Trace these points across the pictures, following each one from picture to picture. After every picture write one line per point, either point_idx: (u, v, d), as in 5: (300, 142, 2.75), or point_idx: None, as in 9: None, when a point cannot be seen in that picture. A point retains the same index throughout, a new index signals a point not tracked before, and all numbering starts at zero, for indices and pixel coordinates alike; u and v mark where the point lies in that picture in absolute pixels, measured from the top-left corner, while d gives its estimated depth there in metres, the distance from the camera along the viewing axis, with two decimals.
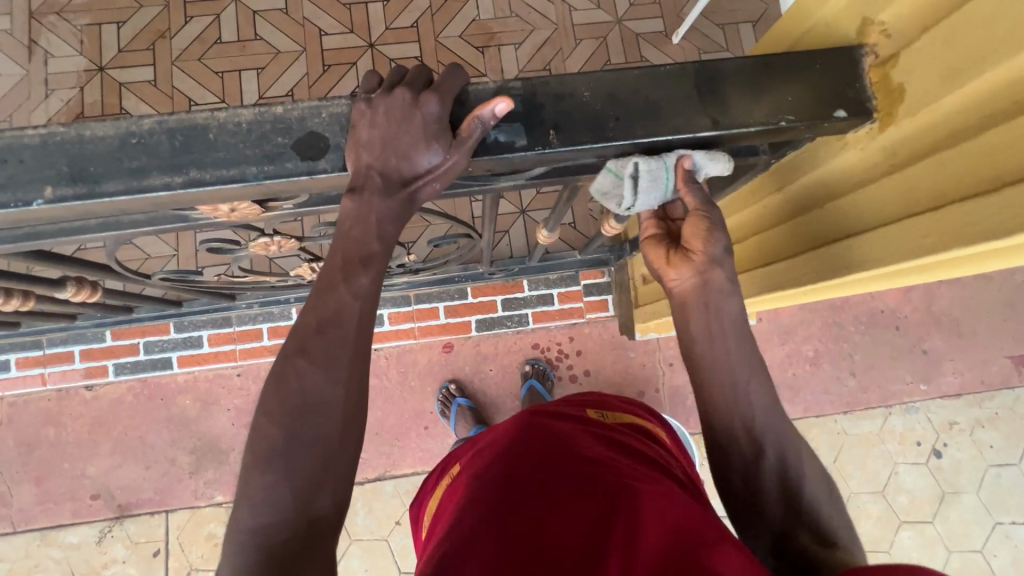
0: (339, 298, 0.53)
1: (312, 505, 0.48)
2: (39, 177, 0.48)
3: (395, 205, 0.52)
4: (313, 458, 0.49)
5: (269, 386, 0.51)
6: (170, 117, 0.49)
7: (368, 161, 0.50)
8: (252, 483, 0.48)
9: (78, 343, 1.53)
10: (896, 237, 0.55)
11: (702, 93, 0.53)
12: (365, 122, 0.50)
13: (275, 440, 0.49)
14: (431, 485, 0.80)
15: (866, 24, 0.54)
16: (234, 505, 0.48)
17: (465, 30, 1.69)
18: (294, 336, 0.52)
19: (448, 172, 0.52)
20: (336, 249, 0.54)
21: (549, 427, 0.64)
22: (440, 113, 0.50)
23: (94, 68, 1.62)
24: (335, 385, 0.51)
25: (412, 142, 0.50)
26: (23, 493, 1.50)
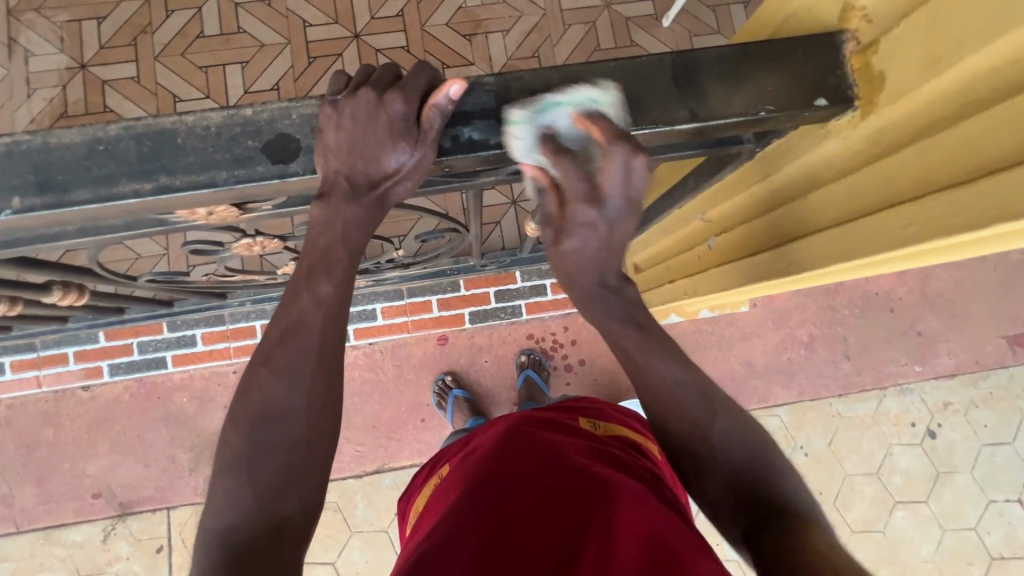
0: (301, 308, 0.54)
1: (278, 508, 0.50)
2: (6, 187, 0.47)
3: (362, 209, 0.54)
4: (276, 464, 0.51)
5: (236, 399, 0.53)
6: (136, 122, 0.48)
7: (335, 165, 0.50)
8: (218, 488, 0.51)
9: (72, 344, 1.53)
10: (877, 228, 0.54)
11: (679, 85, 0.52)
12: (331, 125, 0.49)
13: (240, 448, 0.51)
14: (420, 480, 0.82)
15: (847, 10, 0.52)
16: (203, 507, 0.51)
17: (451, 18, 1.66)
18: (260, 348, 0.54)
19: (417, 170, 0.52)
20: (305, 253, 0.56)
21: (537, 435, 0.65)
22: (405, 112, 0.50)
23: (76, 66, 1.59)
24: (296, 394, 0.53)
25: (378, 143, 0.51)
26: (25, 494, 1.52)
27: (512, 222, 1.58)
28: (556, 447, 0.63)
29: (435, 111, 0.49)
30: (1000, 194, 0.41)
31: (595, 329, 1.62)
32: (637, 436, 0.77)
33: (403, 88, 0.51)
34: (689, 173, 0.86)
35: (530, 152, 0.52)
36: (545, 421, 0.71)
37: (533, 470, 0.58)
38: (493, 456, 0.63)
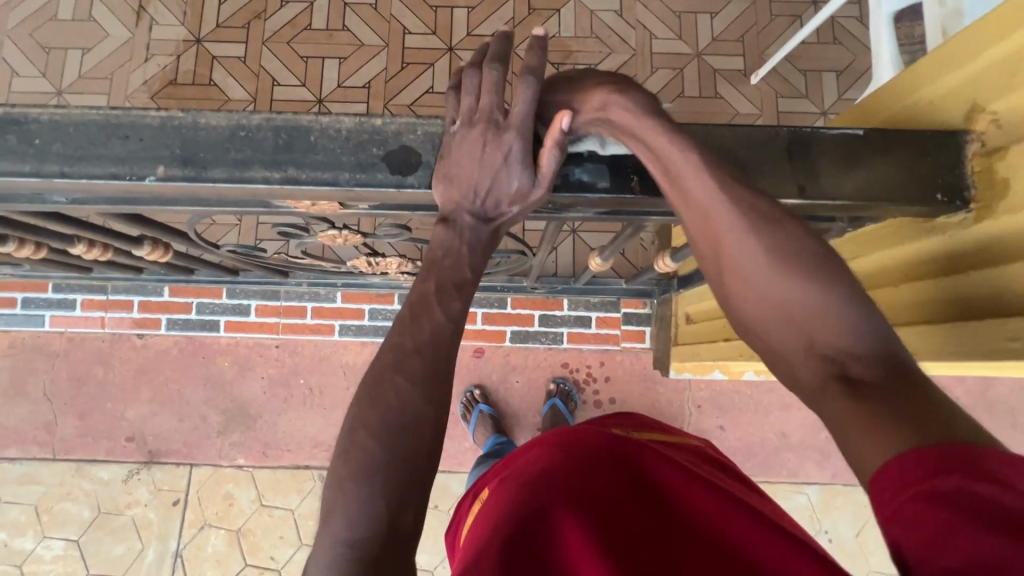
0: (434, 322, 0.55)
1: (399, 518, 0.48)
2: (153, 156, 0.51)
3: (480, 237, 0.57)
4: (404, 471, 0.50)
5: (365, 404, 0.52)
6: (277, 116, 0.52)
7: (456, 198, 0.54)
8: (348, 496, 0.48)
9: (138, 293, 1.63)
10: (980, 333, 0.53)
11: (794, 161, 0.52)
12: (452, 153, 0.52)
13: (373, 455, 0.50)
14: (465, 507, 0.82)
15: (975, 111, 0.53)
16: (324, 520, 0.48)
17: (544, 45, 1.71)
18: (389, 356, 0.55)
19: (527, 205, 0.55)
20: (431, 274, 0.57)
21: (579, 442, 0.67)
22: (523, 152, 0.53)
23: (192, 40, 1.72)
24: (428, 402, 0.53)
25: (494, 177, 0.54)
26: (67, 424, 1.60)
27: (569, 250, 1.60)
28: (585, 458, 0.64)
29: (552, 153, 0.51)
30: None
31: (631, 370, 1.61)
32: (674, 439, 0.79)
33: (521, 124, 0.53)
34: None
35: (632, 201, 0.54)
36: (577, 430, 0.71)
37: (565, 484, 0.60)
38: (526, 472, 0.64)
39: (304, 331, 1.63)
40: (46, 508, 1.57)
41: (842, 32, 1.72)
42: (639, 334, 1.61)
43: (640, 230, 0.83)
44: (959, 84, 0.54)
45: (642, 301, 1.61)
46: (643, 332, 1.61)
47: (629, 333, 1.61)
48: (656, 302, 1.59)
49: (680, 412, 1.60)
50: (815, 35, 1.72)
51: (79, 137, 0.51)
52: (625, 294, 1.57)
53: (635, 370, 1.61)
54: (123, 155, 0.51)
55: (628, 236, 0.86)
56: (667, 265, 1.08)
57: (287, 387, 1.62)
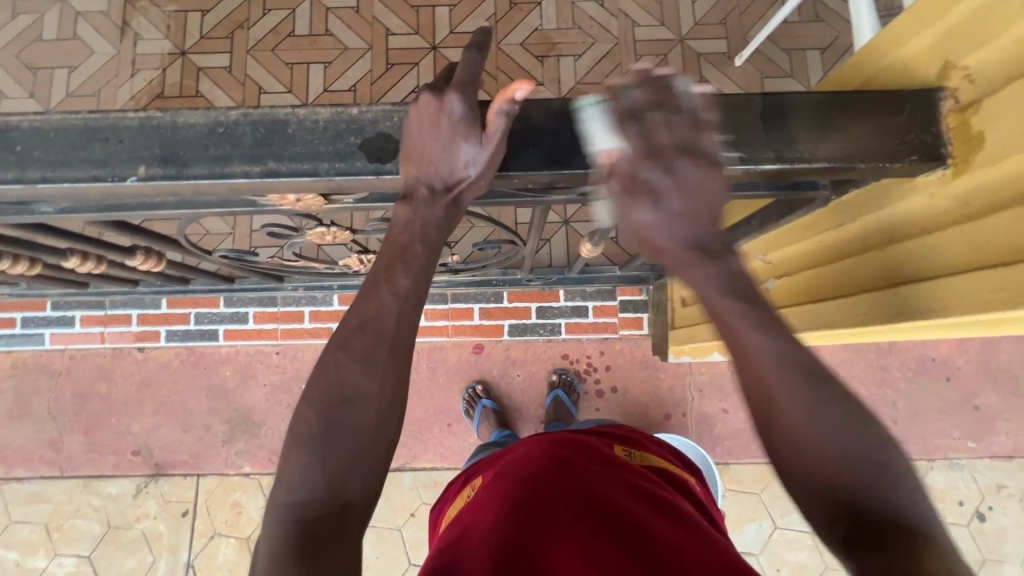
0: (380, 299, 0.57)
1: (343, 490, 0.53)
2: (133, 157, 0.52)
3: (440, 210, 0.57)
4: (345, 444, 0.54)
5: (314, 378, 0.56)
6: (254, 111, 0.52)
7: (413, 174, 0.54)
8: (292, 462, 0.54)
9: (137, 307, 1.63)
10: (958, 287, 0.53)
11: (769, 128, 0.52)
12: (404, 131, 0.53)
13: (312, 424, 0.54)
14: (454, 492, 0.84)
15: (948, 67, 0.53)
16: (273, 484, 0.54)
17: (527, 39, 1.72)
18: (339, 332, 0.57)
19: (486, 168, 0.54)
20: (385, 251, 0.58)
21: (570, 459, 0.67)
22: (464, 111, 0.52)
23: (177, 52, 1.73)
24: (369, 379, 0.55)
25: (446, 145, 0.53)
26: (73, 441, 1.61)
27: (563, 241, 1.60)
28: (595, 477, 0.64)
29: (498, 113, 0.51)
30: None
31: (632, 357, 1.61)
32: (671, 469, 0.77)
33: (462, 87, 0.52)
34: (754, 212, 0.85)
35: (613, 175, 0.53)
36: (583, 446, 0.71)
37: (575, 498, 0.60)
38: (531, 478, 0.64)
39: (303, 336, 1.63)
40: (56, 526, 1.57)
41: (824, 9, 1.72)
42: (637, 321, 1.61)
43: None
44: (928, 44, 0.55)
45: (638, 288, 1.61)
46: (640, 319, 1.61)
47: (627, 320, 1.61)
48: (652, 288, 1.59)
49: (682, 397, 1.60)
50: (797, 14, 1.72)
51: (59, 142, 0.52)
52: (621, 281, 1.57)
53: (635, 357, 1.61)
54: (104, 158, 0.52)
55: None
56: None
57: (290, 393, 1.62)
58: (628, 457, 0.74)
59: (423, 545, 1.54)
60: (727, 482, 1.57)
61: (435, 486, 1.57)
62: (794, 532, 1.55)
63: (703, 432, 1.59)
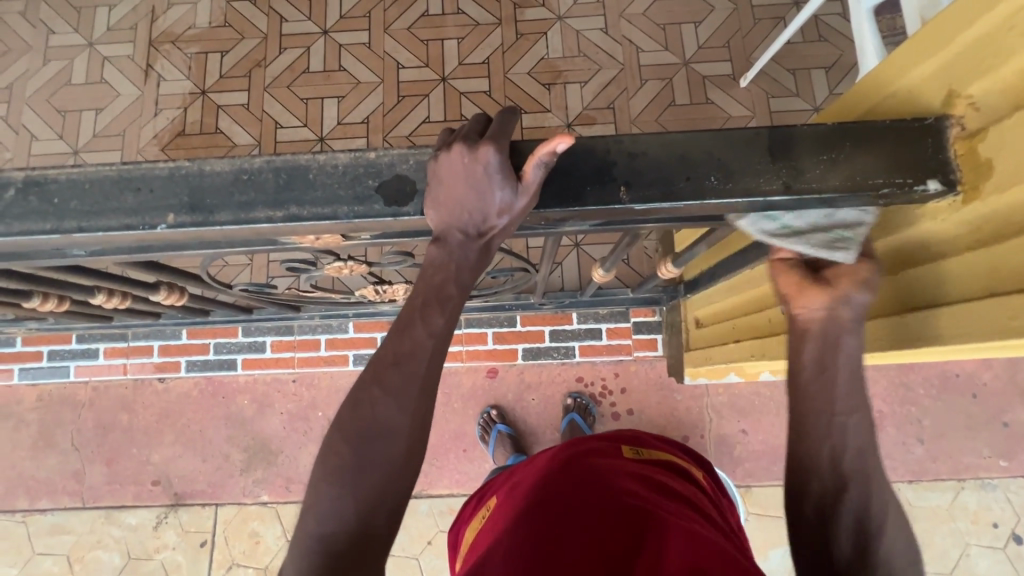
0: (415, 337, 0.58)
1: (369, 524, 0.54)
2: (163, 205, 0.54)
3: (475, 254, 0.57)
4: (375, 479, 0.55)
5: (345, 409, 0.58)
6: (277, 158, 0.54)
7: (445, 220, 0.55)
8: (322, 493, 0.55)
9: (158, 338, 1.67)
10: (969, 315, 0.54)
11: (776, 161, 0.53)
12: (438, 180, 0.53)
13: (345, 458, 0.56)
14: (468, 512, 0.84)
15: (952, 97, 0.54)
16: (302, 512, 0.55)
17: (534, 68, 1.76)
18: (372, 365, 0.59)
19: (517, 216, 0.55)
20: (418, 288, 0.59)
21: (580, 464, 0.68)
22: (500, 162, 0.52)
23: (197, 92, 1.80)
24: (402, 415, 0.56)
25: (479, 193, 0.53)
26: (95, 472, 1.63)
27: (574, 264, 1.62)
28: (617, 482, 0.64)
29: (537, 165, 0.51)
30: None
31: (647, 379, 1.60)
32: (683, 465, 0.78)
33: (497, 139, 0.53)
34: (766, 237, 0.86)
35: (623, 211, 0.54)
36: (587, 452, 0.72)
37: (602, 504, 0.60)
38: (553, 487, 0.64)
39: (319, 364, 1.65)
40: (78, 557, 1.59)
41: (827, 29, 1.74)
42: (651, 342, 1.60)
43: (638, 239, 0.85)
44: (932, 73, 0.56)
45: (651, 309, 1.61)
46: (654, 340, 1.60)
47: (641, 342, 1.60)
48: (665, 309, 1.59)
49: (700, 419, 1.58)
50: (801, 35, 1.74)
51: (94, 192, 0.55)
52: (633, 303, 1.59)
53: (650, 379, 1.60)
54: (135, 207, 0.54)
55: (627, 246, 0.88)
56: (669, 270, 1.09)
57: (307, 421, 1.63)
58: (639, 456, 0.75)
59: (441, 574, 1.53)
60: (749, 506, 1.54)
61: (452, 513, 1.56)
62: None
63: (722, 454, 1.56)
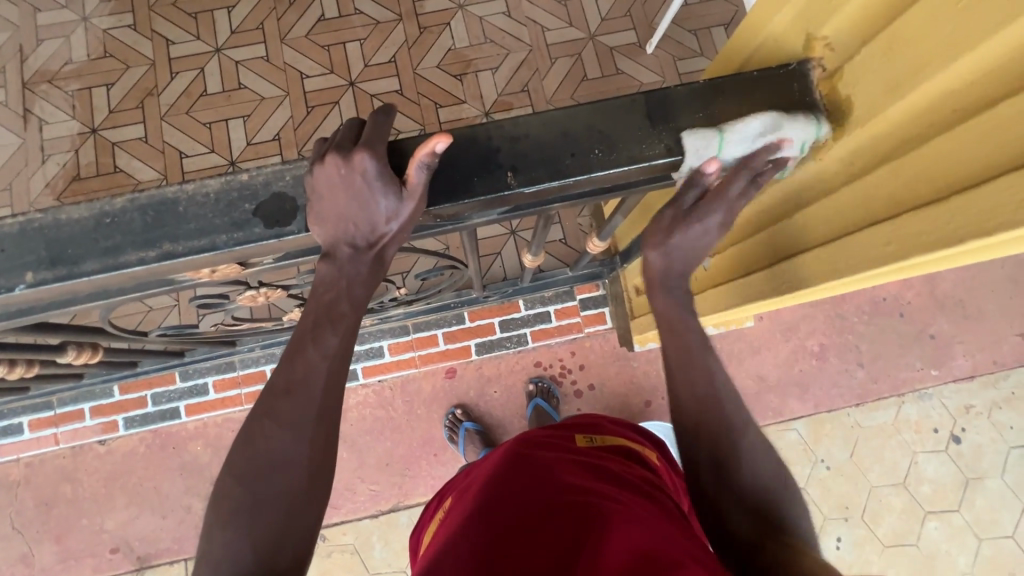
0: (307, 362, 0.58)
1: (273, 561, 0.53)
2: (19, 264, 0.50)
3: (366, 267, 0.56)
4: (273, 514, 0.55)
5: (238, 446, 0.57)
6: (140, 194, 0.50)
7: (331, 234, 0.53)
8: (215, 539, 0.54)
9: (89, 399, 1.56)
10: (858, 247, 0.56)
11: (655, 125, 0.54)
12: (317, 194, 0.51)
13: (238, 499, 0.55)
14: (428, 516, 0.83)
15: (810, 40, 0.55)
16: (197, 561, 0.54)
17: (442, 60, 1.73)
18: (264, 397, 0.58)
19: (407, 222, 0.54)
20: (308, 310, 0.59)
21: (530, 459, 0.68)
22: (377, 169, 0.49)
23: (87, 131, 1.67)
24: (298, 444, 0.56)
25: (360, 204, 0.52)
26: (45, 552, 1.52)
27: (513, 252, 1.62)
28: (563, 474, 0.64)
29: (419, 167, 0.49)
30: (976, 208, 0.42)
31: (603, 352, 1.62)
32: (638, 449, 0.79)
33: (372, 144, 0.50)
34: None
35: (515, 196, 0.53)
36: (539, 446, 0.72)
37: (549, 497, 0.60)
38: (503, 485, 0.64)
39: None
40: None
41: None
42: (601, 316, 1.62)
43: (552, 221, 0.85)
44: (791, 20, 0.57)
45: (595, 284, 1.63)
46: (603, 313, 1.62)
47: (591, 317, 1.62)
48: (608, 282, 1.61)
49: (659, 381, 1.62)
50: None
51: None
52: (576, 281, 1.60)
53: (606, 351, 1.62)
54: None
55: (545, 228, 0.88)
56: (597, 245, 1.10)
57: None
58: (590, 444, 0.76)
59: None
60: None
61: None
62: None
63: None
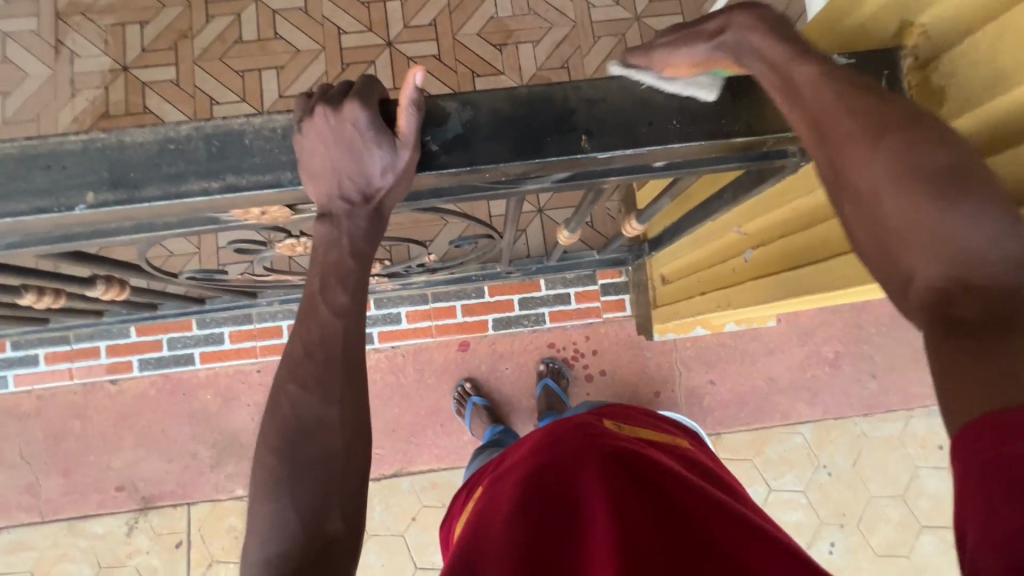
0: (320, 323, 0.53)
1: (324, 526, 0.48)
2: (80, 182, 0.49)
3: (366, 222, 0.54)
4: (315, 479, 0.49)
5: (266, 419, 0.52)
6: (206, 123, 0.49)
7: (324, 190, 0.51)
8: (259, 513, 0.49)
9: (104, 338, 1.56)
10: None
11: (736, 100, 0.52)
12: (306, 148, 0.49)
13: (276, 468, 0.50)
14: (459, 505, 0.84)
15: (905, 27, 0.54)
16: (245, 540, 0.49)
17: (483, 28, 1.69)
18: (284, 365, 0.53)
19: (401, 176, 0.52)
20: (313, 270, 0.54)
21: (567, 442, 0.70)
22: (368, 119, 0.49)
23: (118, 68, 1.64)
24: (327, 405, 0.51)
25: (352, 155, 0.50)
26: (51, 484, 1.54)
27: (538, 230, 1.60)
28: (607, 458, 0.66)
29: (408, 113, 0.48)
30: None
31: (617, 339, 1.62)
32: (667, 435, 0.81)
33: (361, 96, 0.50)
34: (726, 185, 0.87)
35: (587, 161, 0.52)
36: (574, 429, 0.73)
37: (579, 492, 0.61)
38: (543, 465, 0.66)
39: None
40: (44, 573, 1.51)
41: None
42: (620, 303, 1.62)
43: (602, 195, 0.83)
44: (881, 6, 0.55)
45: (617, 270, 1.62)
46: (622, 300, 1.62)
47: (610, 303, 1.61)
48: (630, 269, 1.60)
49: (670, 373, 1.62)
50: None
51: None
52: (600, 265, 1.59)
53: (621, 338, 1.62)
54: (47, 187, 0.48)
55: (592, 203, 0.86)
56: (634, 229, 1.08)
57: None
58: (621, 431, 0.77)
59: (428, 549, 1.53)
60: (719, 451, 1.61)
61: (434, 487, 1.56)
62: (787, 492, 1.60)
63: (693, 405, 1.62)
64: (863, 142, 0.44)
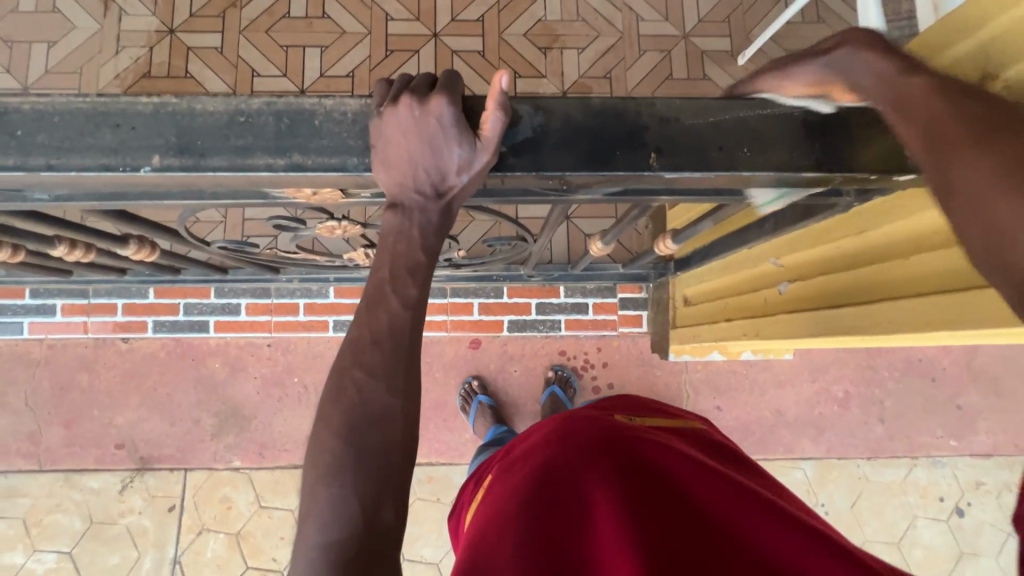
0: (390, 312, 0.53)
1: (378, 516, 0.47)
2: (147, 144, 0.49)
3: (435, 216, 0.54)
4: (374, 468, 0.48)
5: (326, 402, 0.51)
6: (279, 100, 0.49)
7: (397, 180, 0.51)
8: (319, 496, 0.47)
9: (122, 296, 1.57)
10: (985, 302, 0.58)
11: (810, 134, 0.52)
12: (387, 136, 0.49)
13: (336, 453, 0.49)
14: (467, 496, 0.83)
15: (987, 78, 0.55)
16: (300, 524, 0.47)
17: (530, 30, 1.69)
18: (347, 349, 0.53)
19: (477, 176, 0.52)
20: (382, 258, 0.55)
21: (577, 432, 0.68)
22: (453, 115, 0.49)
23: (164, 30, 1.65)
24: (391, 395, 0.51)
25: (431, 149, 0.50)
26: (53, 434, 1.55)
27: (563, 237, 1.59)
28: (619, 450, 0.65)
29: (493, 115, 0.48)
30: None
31: (629, 354, 1.61)
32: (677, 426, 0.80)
33: (448, 92, 0.50)
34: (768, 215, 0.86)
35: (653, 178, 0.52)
36: (584, 419, 0.71)
37: (589, 489, 0.59)
38: (554, 457, 0.64)
39: (296, 329, 1.59)
40: (35, 521, 1.52)
41: (826, 11, 1.73)
42: (636, 318, 1.61)
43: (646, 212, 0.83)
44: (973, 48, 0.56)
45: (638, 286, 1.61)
46: (639, 316, 1.61)
47: (627, 318, 1.61)
48: (651, 286, 1.60)
49: (678, 394, 1.61)
50: (800, 15, 1.72)
51: (66, 127, 0.48)
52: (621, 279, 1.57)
53: (632, 354, 1.61)
54: (114, 145, 0.48)
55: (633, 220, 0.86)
56: (666, 249, 1.07)
57: (282, 386, 1.59)
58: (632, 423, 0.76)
59: (417, 541, 1.53)
60: None
61: (430, 481, 1.56)
62: None
63: None
64: (963, 142, 0.42)
